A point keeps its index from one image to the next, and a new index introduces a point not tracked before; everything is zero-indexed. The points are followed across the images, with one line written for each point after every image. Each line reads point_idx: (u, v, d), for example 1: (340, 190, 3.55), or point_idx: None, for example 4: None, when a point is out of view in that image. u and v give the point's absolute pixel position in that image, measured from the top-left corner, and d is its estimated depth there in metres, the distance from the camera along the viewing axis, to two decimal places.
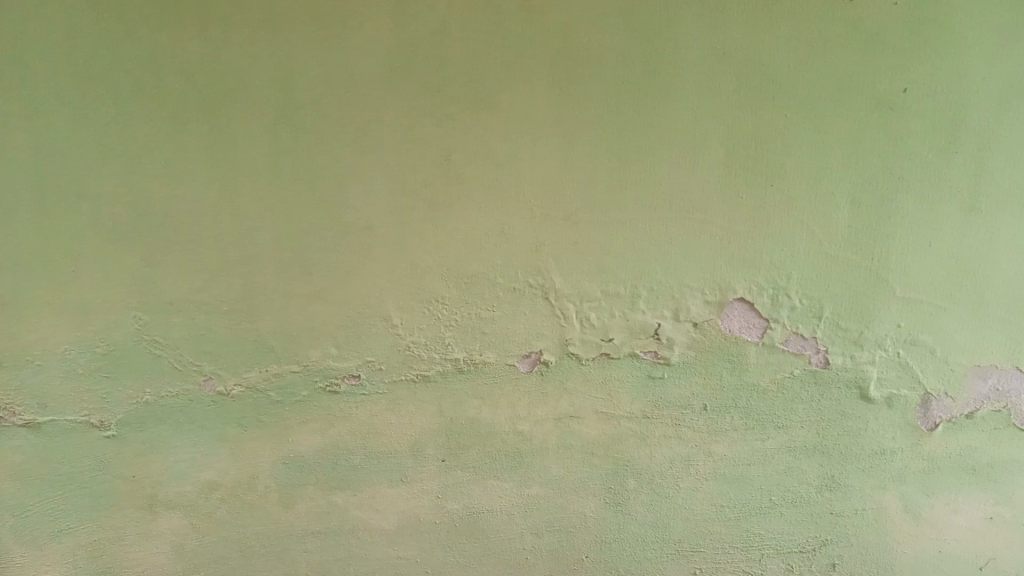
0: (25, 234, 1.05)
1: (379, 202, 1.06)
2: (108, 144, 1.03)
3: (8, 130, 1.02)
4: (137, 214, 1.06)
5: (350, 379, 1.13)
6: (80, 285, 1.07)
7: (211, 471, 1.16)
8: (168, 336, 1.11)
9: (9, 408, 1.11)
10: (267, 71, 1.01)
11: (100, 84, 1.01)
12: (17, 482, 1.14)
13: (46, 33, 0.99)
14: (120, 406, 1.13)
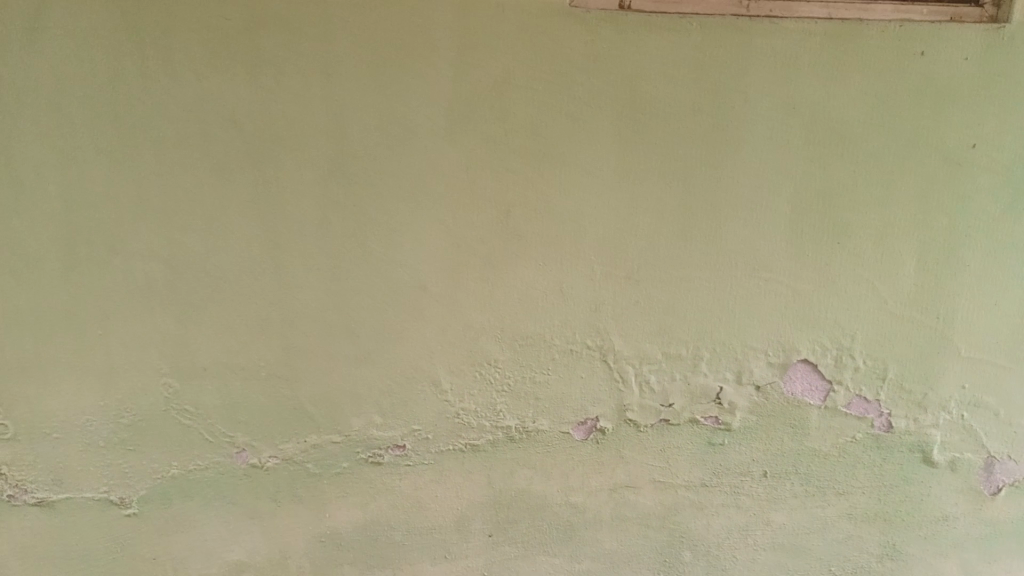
0: (49, 294, 0.97)
1: (433, 259, 1.00)
2: (147, 195, 0.95)
3: (41, 180, 0.94)
4: (172, 271, 0.98)
5: (395, 449, 1.06)
6: (108, 347, 0.99)
7: (239, 550, 1.07)
8: (200, 403, 1.02)
9: (19, 485, 1.02)
10: (320, 121, 0.95)
11: (141, 131, 0.94)
12: (27, 563, 1.04)
13: (85, 76, 0.92)
14: (144, 481, 1.04)
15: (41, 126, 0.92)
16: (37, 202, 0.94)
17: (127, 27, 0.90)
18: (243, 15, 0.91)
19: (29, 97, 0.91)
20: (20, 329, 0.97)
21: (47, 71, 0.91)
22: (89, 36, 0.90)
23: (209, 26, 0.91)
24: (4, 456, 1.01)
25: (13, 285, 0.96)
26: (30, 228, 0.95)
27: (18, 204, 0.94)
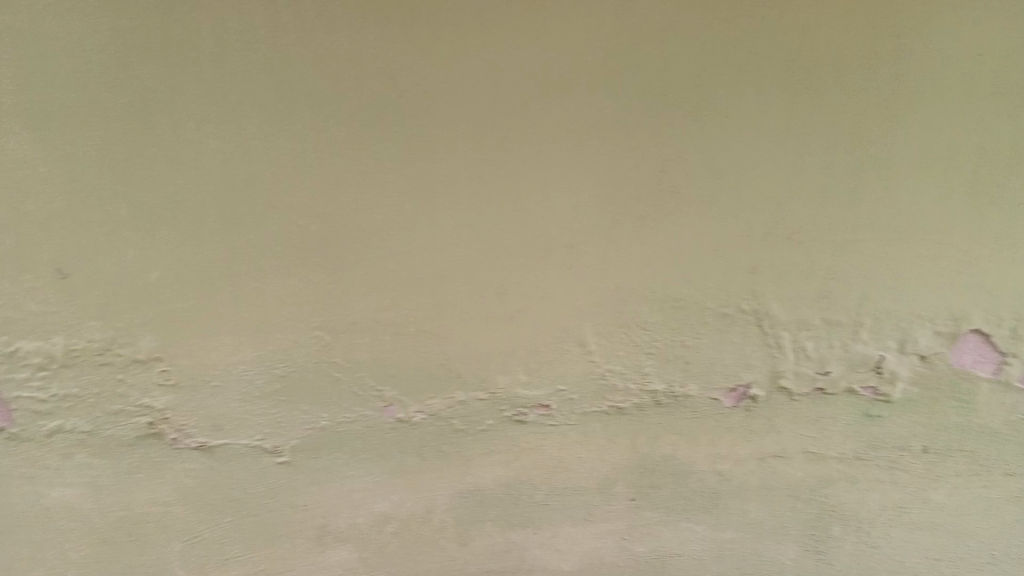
0: (206, 250, 0.95)
1: (586, 217, 0.97)
2: (302, 151, 0.92)
3: (199, 137, 0.90)
4: (326, 227, 0.95)
5: (539, 409, 1.05)
6: (264, 302, 0.98)
7: (385, 503, 1.09)
8: (351, 358, 1.01)
9: (181, 431, 1.04)
10: (475, 73, 0.92)
11: (297, 85, 0.90)
12: (187, 507, 1.08)
13: (241, 27, 0.87)
14: (296, 432, 1.05)
15: (198, 76, 0.88)
16: (197, 156, 0.91)
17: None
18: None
19: (190, 47, 0.88)
20: (178, 284, 0.96)
21: (206, 20, 0.87)
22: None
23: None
24: (167, 402, 1.02)
25: (172, 241, 0.94)
26: (186, 183, 0.92)
27: (177, 159, 0.91)
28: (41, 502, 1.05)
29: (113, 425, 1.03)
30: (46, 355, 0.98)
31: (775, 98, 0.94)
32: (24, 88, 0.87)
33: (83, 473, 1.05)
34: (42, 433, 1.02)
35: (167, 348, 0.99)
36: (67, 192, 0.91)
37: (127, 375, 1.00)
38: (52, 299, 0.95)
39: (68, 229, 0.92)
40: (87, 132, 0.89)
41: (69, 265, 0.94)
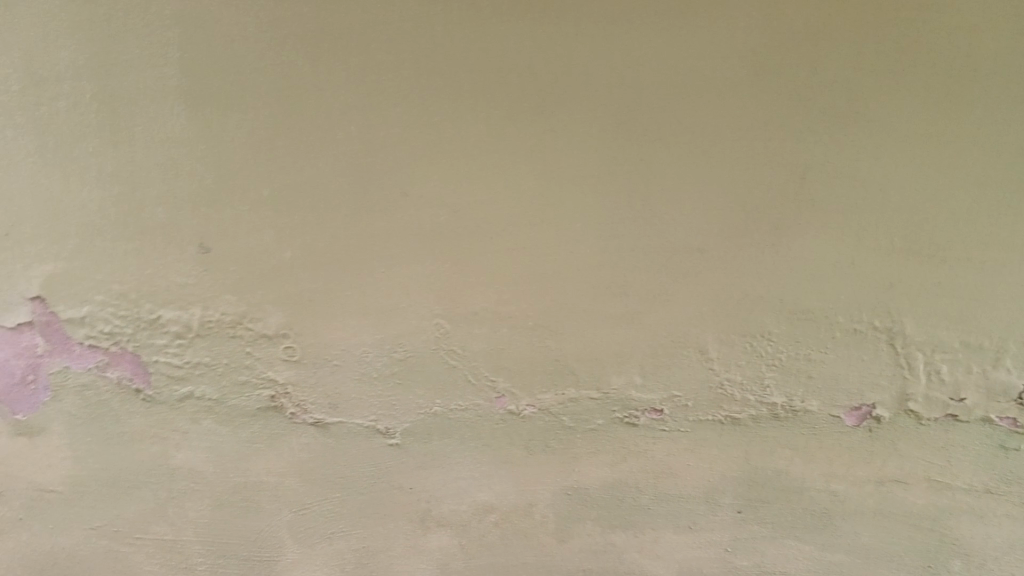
0: (339, 232, 0.97)
1: (717, 220, 0.95)
2: (438, 140, 0.93)
3: (342, 122, 0.93)
4: (456, 217, 0.96)
5: (652, 412, 1.04)
6: (389, 286, 1.00)
7: (489, 492, 1.10)
8: (468, 347, 1.02)
9: (299, 406, 1.07)
10: (617, 71, 0.91)
11: (440, 76, 0.92)
12: (299, 479, 1.11)
13: (394, 17, 0.91)
14: (409, 415, 1.06)
15: (347, 64, 0.91)
16: (339, 141, 0.94)
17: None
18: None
19: (342, 35, 0.91)
20: (310, 263, 0.99)
21: (359, 10, 0.90)
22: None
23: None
24: (289, 376, 1.05)
25: (308, 222, 0.97)
26: (326, 167, 0.95)
27: (320, 143, 0.94)
28: (167, 463, 1.11)
29: (238, 395, 1.07)
30: (183, 323, 1.03)
31: (917, 110, 0.93)
32: (188, 70, 0.93)
33: (207, 438, 1.10)
34: (173, 397, 1.08)
35: (294, 325, 1.02)
36: (216, 171, 0.95)
37: (255, 348, 1.04)
38: (193, 272, 1.00)
39: (214, 205, 0.97)
40: (239, 114, 0.93)
41: (212, 239, 0.98)
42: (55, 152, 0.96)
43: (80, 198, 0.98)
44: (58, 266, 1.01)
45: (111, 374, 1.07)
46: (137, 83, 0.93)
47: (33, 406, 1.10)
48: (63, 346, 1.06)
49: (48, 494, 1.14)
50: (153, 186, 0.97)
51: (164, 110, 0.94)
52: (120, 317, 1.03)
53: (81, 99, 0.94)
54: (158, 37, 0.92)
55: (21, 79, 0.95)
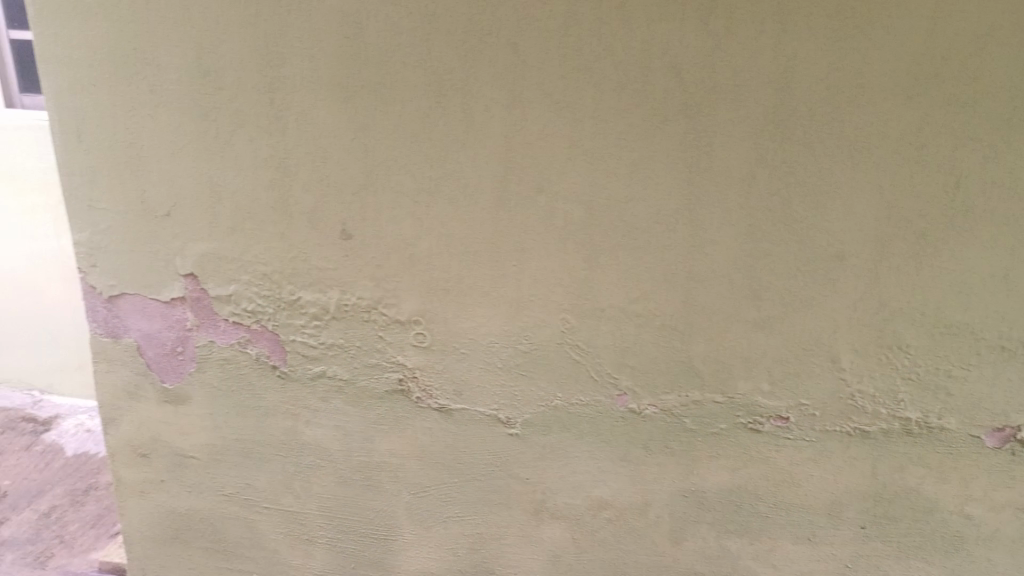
0: (475, 225, 1.00)
1: (860, 227, 0.92)
2: (577, 138, 0.93)
3: (484, 119, 0.94)
4: (591, 214, 0.96)
5: (777, 420, 1.03)
6: (519, 279, 1.01)
7: (604, 489, 1.11)
8: (593, 344, 1.03)
9: (426, 392, 1.11)
10: (765, 72, 0.88)
11: (581, 74, 0.90)
12: (421, 462, 1.15)
13: (535, 13, 0.89)
14: (531, 406, 1.08)
15: (494, 61, 0.91)
16: (481, 136, 0.95)
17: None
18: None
19: (485, 31, 0.90)
20: (445, 253, 1.02)
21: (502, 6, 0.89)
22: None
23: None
24: (418, 361, 1.09)
25: (445, 213, 1.00)
26: (468, 161, 0.97)
27: (462, 138, 0.95)
28: (297, 438, 1.17)
29: (368, 378, 1.11)
30: (321, 305, 1.08)
31: None
32: (338, 63, 0.95)
33: (335, 417, 1.15)
34: (307, 376, 1.13)
35: (426, 313, 1.06)
36: (363, 161, 0.99)
37: (387, 333, 1.08)
38: (334, 258, 1.05)
39: (358, 194, 1.01)
40: (385, 108, 0.96)
41: (353, 226, 1.03)
42: (215, 140, 1.02)
43: (235, 183, 1.03)
44: (212, 246, 1.08)
45: (251, 350, 1.13)
46: (293, 77, 0.97)
47: (179, 376, 1.17)
48: (209, 321, 1.13)
49: (190, 458, 1.23)
50: (300, 174, 1.01)
51: (317, 102, 0.97)
52: (263, 297, 1.10)
53: (241, 90, 0.99)
54: (312, 31, 0.94)
55: (185, 71, 0.99)
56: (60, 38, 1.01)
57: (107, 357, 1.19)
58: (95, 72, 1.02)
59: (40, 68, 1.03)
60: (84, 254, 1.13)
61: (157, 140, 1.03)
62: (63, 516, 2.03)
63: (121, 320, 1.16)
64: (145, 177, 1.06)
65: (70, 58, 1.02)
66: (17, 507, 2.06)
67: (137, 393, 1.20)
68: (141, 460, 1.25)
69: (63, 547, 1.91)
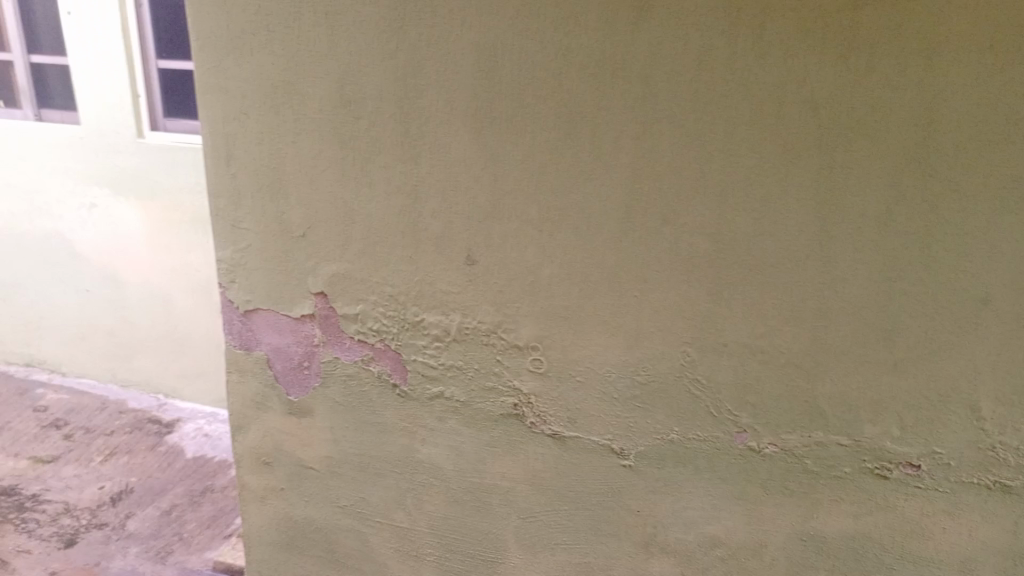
0: (598, 255, 1.00)
1: (1007, 271, 0.88)
2: (707, 172, 0.93)
3: (613, 151, 0.95)
4: (717, 248, 0.95)
5: (908, 467, 0.99)
6: (641, 311, 1.01)
7: (718, 527, 1.09)
8: (713, 378, 1.02)
9: (540, 418, 1.12)
10: (907, 109, 0.85)
11: (713, 108, 0.90)
12: (532, 488, 1.16)
13: (670, 48, 0.89)
14: (645, 438, 1.07)
15: (626, 94, 0.92)
16: (609, 168, 0.96)
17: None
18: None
19: (618, 65, 0.92)
20: (566, 282, 1.03)
21: (636, 41, 0.90)
22: (687, 6, 0.87)
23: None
24: (534, 387, 1.10)
25: (569, 242, 1.01)
26: (593, 192, 0.98)
27: (590, 169, 0.97)
28: (412, 456, 1.20)
29: (484, 400, 1.13)
30: (442, 327, 1.12)
31: None
32: (473, 96, 0.98)
33: (450, 437, 1.17)
34: (424, 396, 1.16)
35: (544, 339, 1.07)
36: (490, 189, 1.02)
37: (505, 357, 1.10)
38: (457, 282, 1.08)
39: (484, 221, 1.03)
40: (516, 139, 0.98)
41: (478, 252, 1.05)
42: (351, 167, 1.07)
43: (368, 208, 1.08)
44: (343, 267, 1.13)
45: (373, 368, 1.17)
46: (430, 108, 1.00)
47: (304, 389, 1.23)
48: (336, 338, 1.18)
49: (309, 469, 1.28)
50: (430, 201, 1.05)
51: (450, 132, 1.01)
52: (388, 317, 1.14)
53: (378, 120, 1.03)
54: (449, 65, 0.98)
55: (329, 101, 1.05)
56: (218, 72, 1.09)
57: (240, 368, 1.26)
58: (246, 102, 1.09)
59: (199, 98, 1.12)
60: (225, 270, 1.21)
61: (298, 166, 1.09)
62: (182, 514, 2.15)
63: (254, 334, 1.23)
64: (285, 200, 1.12)
65: (227, 89, 1.09)
66: (142, 503, 2.20)
67: (265, 403, 1.27)
68: (265, 468, 1.31)
69: (182, 543, 2.03)
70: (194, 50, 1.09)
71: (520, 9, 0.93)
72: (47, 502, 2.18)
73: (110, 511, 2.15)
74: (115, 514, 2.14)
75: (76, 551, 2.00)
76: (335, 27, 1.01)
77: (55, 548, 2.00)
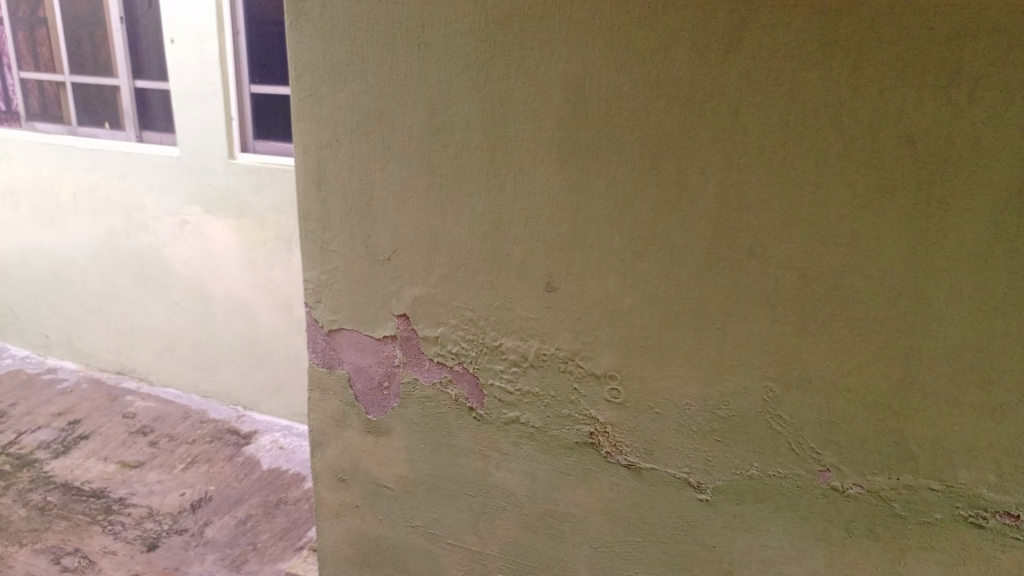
0: (680, 285, 1.00)
1: None
2: (796, 205, 0.91)
3: (699, 182, 0.95)
4: (804, 282, 0.94)
5: (1005, 516, 0.94)
6: (723, 343, 1.00)
7: (797, 569, 1.06)
8: (796, 415, 1.00)
9: (616, 447, 1.11)
10: (1012, 144, 0.82)
11: (804, 141, 0.89)
12: (605, 517, 1.15)
13: (761, 80, 0.89)
14: (723, 473, 1.06)
15: (713, 126, 0.92)
16: (694, 198, 0.96)
17: (820, 27, 0.85)
18: (949, 21, 0.81)
19: (707, 97, 0.92)
20: (647, 312, 1.03)
21: (726, 74, 0.90)
22: (778, 37, 0.87)
23: (905, 30, 0.82)
24: (610, 417, 1.10)
25: (651, 273, 1.01)
26: (678, 224, 0.97)
27: (674, 199, 0.96)
28: (486, 479, 1.21)
29: (560, 427, 1.14)
30: (520, 353, 1.13)
31: None
32: (559, 126, 0.99)
33: (524, 463, 1.18)
34: (500, 420, 1.17)
35: (622, 369, 1.07)
36: (572, 218, 1.03)
37: (582, 385, 1.10)
38: (537, 308, 1.09)
39: (566, 249, 1.04)
40: (600, 168, 0.99)
41: (558, 280, 1.06)
42: (437, 193, 1.09)
43: (452, 233, 1.11)
44: (425, 290, 1.16)
45: (451, 390, 1.19)
46: (516, 137, 1.02)
47: (383, 409, 1.25)
48: (416, 360, 1.20)
49: (384, 487, 1.30)
50: (513, 228, 1.06)
51: (535, 161, 1.02)
52: (467, 341, 1.16)
53: (465, 148, 1.06)
54: (536, 94, 0.99)
55: (417, 129, 1.08)
56: (313, 99, 1.14)
57: (321, 386, 1.29)
58: (338, 129, 1.13)
59: (296, 124, 1.17)
60: (311, 290, 1.25)
61: (385, 190, 1.13)
62: (257, 525, 2.22)
63: (336, 353, 1.26)
64: (372, 224, 1.16)
65: (321, 116, 1.14)
66: (220, 511, 2.27)
67: (344, 421, 1.30)
68: (341, 484, 1.34)
69: (257, 553, 2.10)
70: (291, 79, 1.14)
71: (609, 40, 0.94)
72: (133, 506, 2.28)
73: (190, 518, 2.23)
74: (194, 520, 2.22)
75: (158, 555, 2.07)
76: (427, 57, 1.04)
77: (138, 550, 2.08)
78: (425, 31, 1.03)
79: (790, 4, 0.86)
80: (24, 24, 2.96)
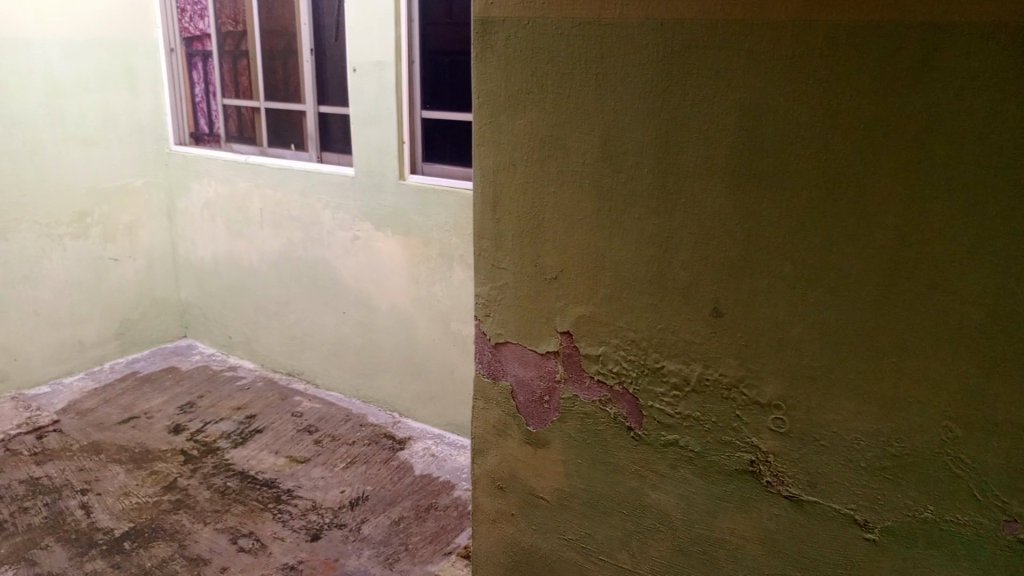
0: (854, 316, 0.98)
1: None
2: (987, 238, 0.88)
3: (881, 212, 0.93)
4: (993, 319, 0.89)
5: None
6: (899, 379, 0.97)
7: None
8: (979, 460, 0.95)
9: (778, 478, 1.10)
10: None
11: (999, 172, 0.85)
12: (764, 548, 1.14)
13: (952, 110, 0.87)
14: (895, 513, 1.02)
15: (898, 156, 0.90)
16: (872, 229, 0.94)
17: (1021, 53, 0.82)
18: None
19: (891, 126, 0.90)
20: (816, 342, 1.02)
21: (915, 103, 0.88)
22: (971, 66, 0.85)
23: None
24: (773, 446, 1.09)
25: (823, 302, 1.00)
26: (854, 253, 0.96)
27: (852, 229, 0.95)
28: (641, 499, 1.23)
29: (719, 453, 1.14)
30: (682, 376, 1.14)
31: None
32: (734, 155, 1.01)
33: (680, 486, 1.18)
34: (658, 442, 1.19)
35: (788, 399, 1.06)
36: (743, 245, 1.03)
37: (744, 412, 1.10)
38: (701, 333, 1.10)
39: (734, 275, 1.05)
40: (773, 197, 0.99)
41: (726, 305, 1.07)
42: (606, 216, 1.13)
43: (620, 255, 1.14)
44: (590, 309, 1.20)
45: (610, 409, 1.22)
46: (689, 165, 1.05)
47: (543, 422, 1.30)
48: (577, 376, 1.25)
49: (540, 497, 1.35)
50: (680, 253, 1.08)
51: (705, 187, 1.04)
52: (629, 361, 1.19)
53: (637, 174, 1.09)
54: (712, 123, 1.02)
55: (590, 155, 1.12)
56: (493, 125, 1.21)
57: (486, 396, 1.37)
58: (515, 153, 1.20)
59: (477, 149, 1.25)
60: (482, 304, 1.33)
61: (557, 212, 1.18)
62: (409, 527, 2.33)
63: (501, 366, 1.33)
64: (542, 244, 1.21)
65: (500, 142, 1.21)
66: (376, 510, 2.41)
67: (505, 431, 1.36)
68: (499, 492, 1.40)
69: (408, 554, 2.20)
70: (474, 106, 1.23)
71: (789, 70, 0.95)
72: (299, 498, 2.46)
73: (349, 513, 2.38)
74: (352, 516, 2.37)
75: (320, 544, 2.23)
76: (605, 87, 1.09)
77: (303, 539, 2.25)
78: (604, 62, 1.08)
79: (986, 32, 0.83)
80: (229, 56, 3.33)
